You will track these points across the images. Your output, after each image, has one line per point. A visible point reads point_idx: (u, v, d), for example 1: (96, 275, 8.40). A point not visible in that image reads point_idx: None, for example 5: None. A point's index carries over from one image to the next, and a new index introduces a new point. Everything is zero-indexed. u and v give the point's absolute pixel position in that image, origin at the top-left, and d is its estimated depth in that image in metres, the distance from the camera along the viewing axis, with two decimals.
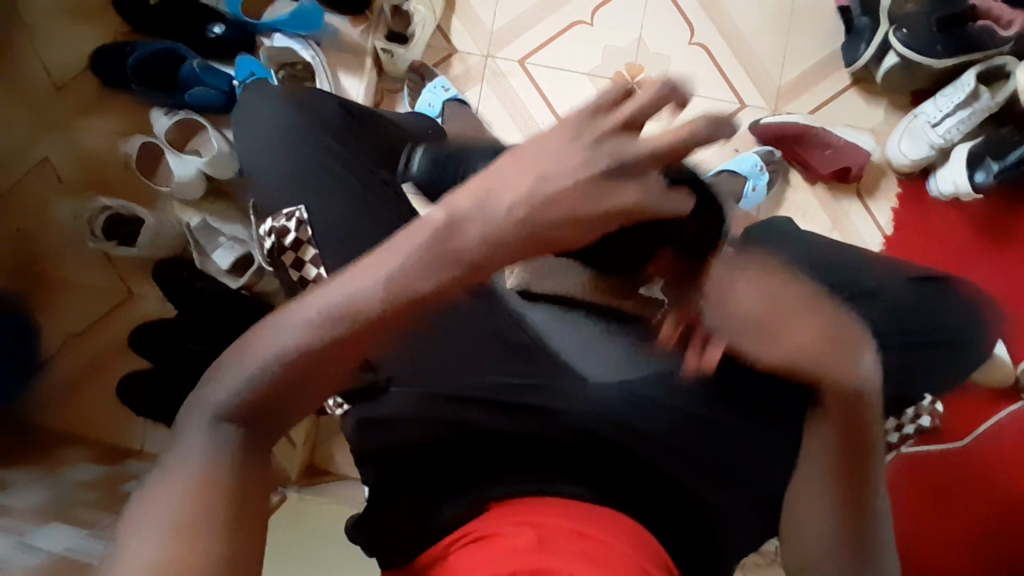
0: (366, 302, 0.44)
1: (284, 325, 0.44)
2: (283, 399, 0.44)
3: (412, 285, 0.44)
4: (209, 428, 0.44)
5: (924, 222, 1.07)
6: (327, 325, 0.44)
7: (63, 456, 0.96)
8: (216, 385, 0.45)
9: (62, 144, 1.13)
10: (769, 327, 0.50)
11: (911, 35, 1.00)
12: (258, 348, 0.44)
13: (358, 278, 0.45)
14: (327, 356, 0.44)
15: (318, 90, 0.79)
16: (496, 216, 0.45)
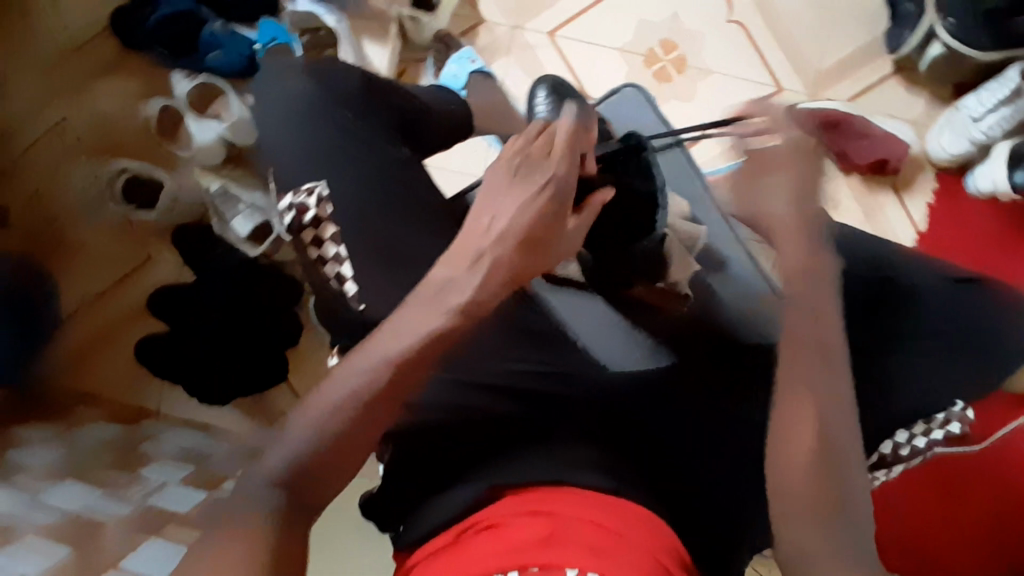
0: (401, 350, 0.50)
1: (334, 383, 0.50)
2: (338, 454, 0.49)
3: (436, 326, 0.51)
4: (267, 493, 0.48)
5: (959, 219, 1.04)
6: (367, 375, 0.50)
7: (80, 414, 0.98)
8: (279, 452, 0.49)
9: (81, 106, 1.12)
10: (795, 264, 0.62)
11: (959, 23, 0.95)
12: (312, 415, 0.50)
13: (384, 337, 0.51)
14: (373, 406, 0.50)
15: (341, 61, 0.76)
16: (483, 244, 0.54)
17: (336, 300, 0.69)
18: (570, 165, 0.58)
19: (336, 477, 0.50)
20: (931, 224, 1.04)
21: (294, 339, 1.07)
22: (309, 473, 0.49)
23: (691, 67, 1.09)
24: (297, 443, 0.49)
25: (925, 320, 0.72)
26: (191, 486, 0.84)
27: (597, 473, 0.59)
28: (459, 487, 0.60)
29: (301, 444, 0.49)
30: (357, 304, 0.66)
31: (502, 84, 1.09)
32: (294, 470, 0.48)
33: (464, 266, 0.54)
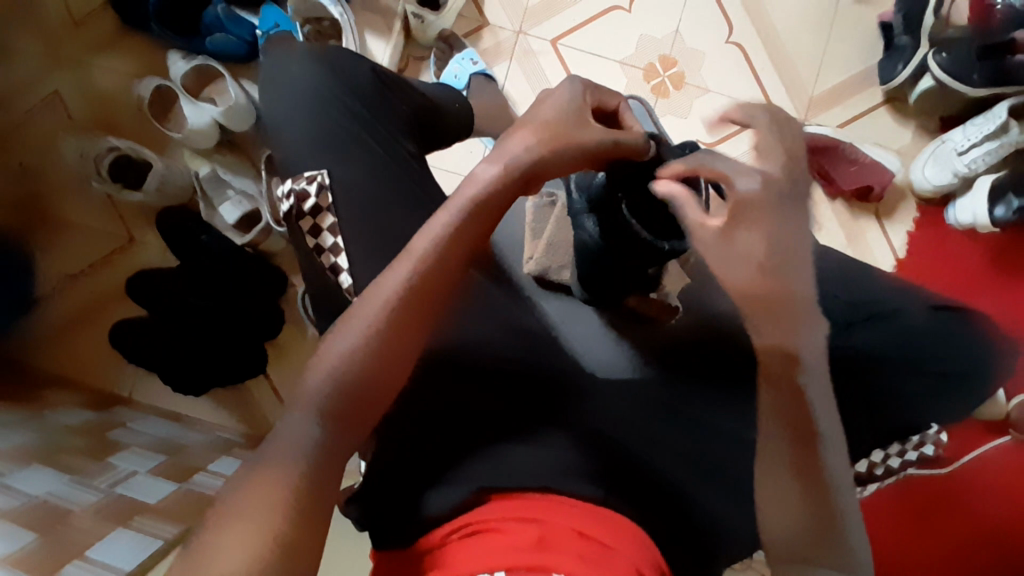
0: (444, 227, 0.58)
1: (382, 282, 0.56)
2: (377, 366, 0.53)
3: (478, 198, 0.60)
4: (311, 423, 0.49)
5: (939, 248, 1.07)
6: (415, 265, 0.56)
7: (51, 397, 0.95)
8: (318, 370, 0.52)
9: (75, 79, 1.09)
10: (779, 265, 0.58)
11: (951, 58, 1.00)
12: (348, 331, 0.53)
13: (436, 224, 0.59)
14: (407, 300, 0.55)
15: (349, 51, 0.76)
16: (518, 154, 0.61)
17: (330, 292, 0.68)
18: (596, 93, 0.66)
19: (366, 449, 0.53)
20: (910, 252, 1.07)
21: (278, 329, 1.05)
22: (351, 399, 0.52)
23: (689, 84, 1.11)
24: (338, 358, 0.52)
25: (907, 348, 0.73)
26: (161, 476, 0.81)
27: (584, 481, 0.59)
28: (444, 487, 0.59)
29: (344, 358, 0.52)
30: (351, 296, 0.66)
31: (503, 87, 1.11)
32: (335, 399, 0.51)
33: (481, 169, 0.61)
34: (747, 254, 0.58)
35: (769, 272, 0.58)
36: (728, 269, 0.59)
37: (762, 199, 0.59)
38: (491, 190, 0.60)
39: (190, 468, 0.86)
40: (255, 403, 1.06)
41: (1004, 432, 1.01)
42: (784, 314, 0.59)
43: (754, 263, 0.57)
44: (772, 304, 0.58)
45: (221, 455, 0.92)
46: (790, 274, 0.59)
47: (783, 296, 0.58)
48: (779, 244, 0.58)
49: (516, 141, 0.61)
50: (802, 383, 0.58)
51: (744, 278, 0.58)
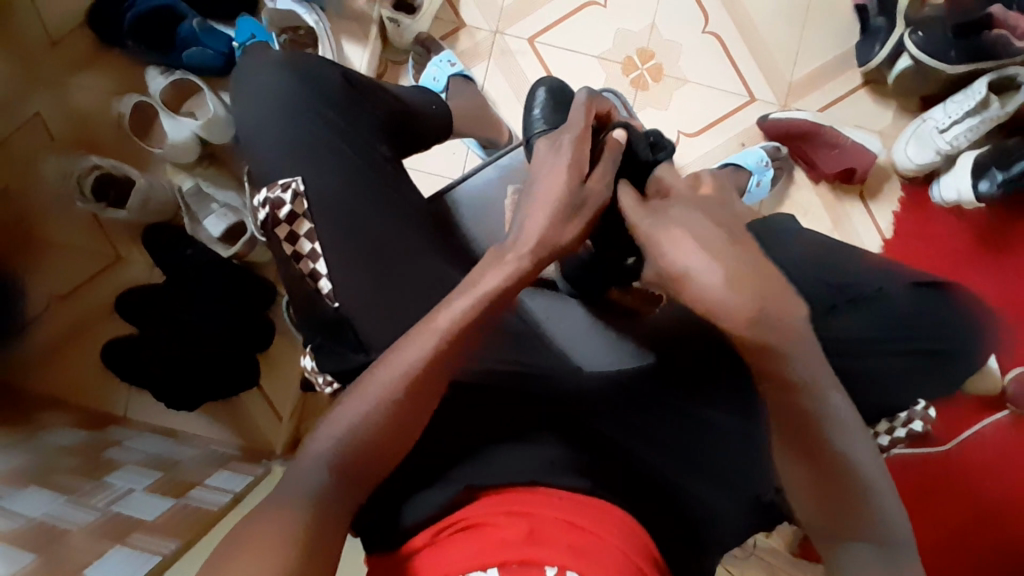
0: (462, 311, 0.56)
1: (401, 351, 0.55)
2: (390, 431, 0.53)
3: (492, 285, 0.57)
4: (319, 472, 0.51)
5: (924, 228, 1.07)
6: (432, 343, 0.55)
7: (44, 419, 0.94)
8: (322, 440, 0.52)
9: (52, 99, 1.09)
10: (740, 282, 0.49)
11: (926, 38, 1.00)
12: (359, 400, 0.53)
13: (456, 305, 0.57)
14: (432, 375, 0.55)
15: (319, 57, 0.76)
16: (534, 231, 0.59)
17: (308, 296, 0.68)
18: (585, 130, 0.63)
19: (368, 463, 0.52)
20: (896, 233, 1.07)
21: (267, 340, 1.05)
22: (369, 452, 0.52)
23: (667, 76, 1.11)
24: (349, 427, 0.52)
25: (892, 326, 0.73)
26: (156, 492, 0.81)
27: (574, 474, 0.58)
28: (434, 488, 0.59)
29: (361, 420, 0.52)
30: (330, 302, 0.67)
31: (481, 87, 1.11)
32: (349, 448, 0.52)
33: (505, 256, 0.58)
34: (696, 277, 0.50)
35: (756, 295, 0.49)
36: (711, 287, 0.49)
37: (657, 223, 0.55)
38: (511, 275, 0.58)
39: (186, 483, 0.85)
40: (250, 415, 1.06)
41: (1002, 407, 1.00)
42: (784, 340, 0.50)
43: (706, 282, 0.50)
44: (754, 321, 0.49)
45: (216, 470, 0.92)
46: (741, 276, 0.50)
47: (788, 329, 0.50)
48: (750, 265, 0.50)
49: (537, 222, 0.59)
50: (816, 410, 0.50)
51: (725, 298, 0.49)
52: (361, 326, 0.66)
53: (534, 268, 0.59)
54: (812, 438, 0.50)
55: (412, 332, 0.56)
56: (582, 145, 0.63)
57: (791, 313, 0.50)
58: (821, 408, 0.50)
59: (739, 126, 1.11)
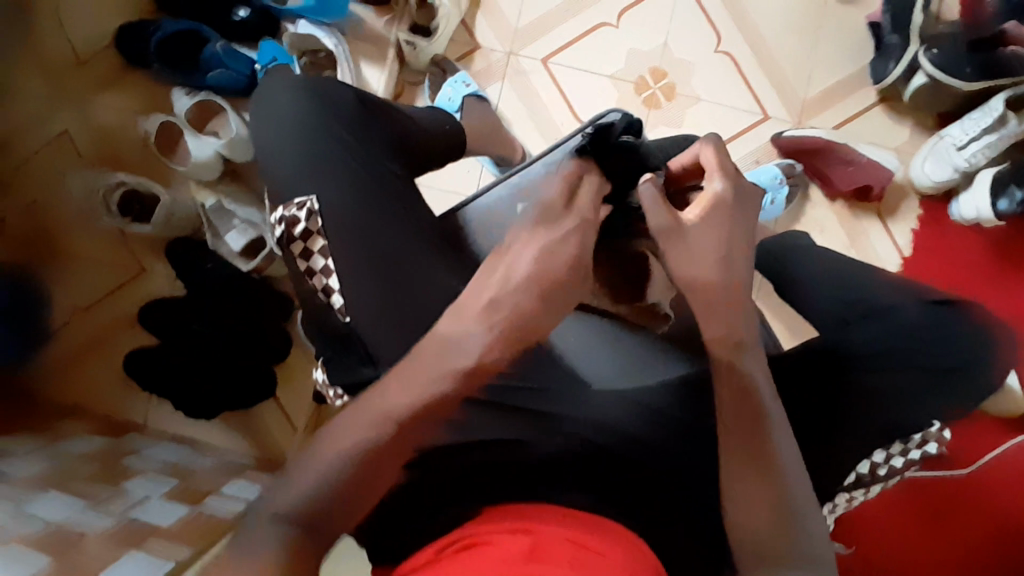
0: (441, 386, 0.57)
1: (380, 401, 0.56)
2: (361, 482, 0.54)
3: (462, 359, 0.57)
4: (288, 508, 0.52)
5: (943, 245, 1.05)
6: (409, 403, 0.56)
7: (65, 427, 0.97)
8: (301, 476, 0.53)
9: (81, 118, 1.13)
10: (725, 256, 0.61)
11: (941, 54, 0.99)
12: (335, 444, 0.54)
13: (435, 377, 0.57)
14: (382, 454, 0.55)
15: (333, 80, 0.78)
16: (502, 291, 0.59)
17: (322, 311, 0.70)
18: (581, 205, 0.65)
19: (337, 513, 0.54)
20: (916, 250, 1.06)
21: (283, 353, 1.07)
22: (338, 501, 0.54)
23: (680, 94, 1.12)
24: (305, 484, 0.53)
25: (900, 341, 0.73)
26: (173, 500, 0.83)
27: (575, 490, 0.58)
28: (438, 505, 0.59)
29: (330, 469, 0.53)
30: (342, 316, 0.68)
31: (495, 106, 1.13)
32: (322, 493, 0.53)
33: (482, 321, 0.58)
34: (690, 245, 0.62)
35: (728, 263, 0.61)
36: (696, 248, 0.62)
37: (725, 196, 0.65)
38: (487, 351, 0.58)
39: (200, 491, 0.87)
40: (265, 425, 1.08)
41: None
42: (729, 308, 0.61)
43: (705, 248, 0.61)
44: (718, 286, 0.60)
45: (230, 479, 0.93)
46: (728, 253, 0.62)
47: (726, 292, 0.60)
48: (735, 235, 0.63)
49: (496, 288, 0.60)
50: (757, 397, 0.60)
51: (704, 262, 0.61)
52: (368, 339, 0.67)
53: (534, 279, 0.59)
54: (742, 420, 0.60)
55: (389, 387, 0.57)
56: (585, 230, 0.63)
57: (743, 282, 0.61)
58: (758, 404, 0.60)
59: (752, 144, 1.11)
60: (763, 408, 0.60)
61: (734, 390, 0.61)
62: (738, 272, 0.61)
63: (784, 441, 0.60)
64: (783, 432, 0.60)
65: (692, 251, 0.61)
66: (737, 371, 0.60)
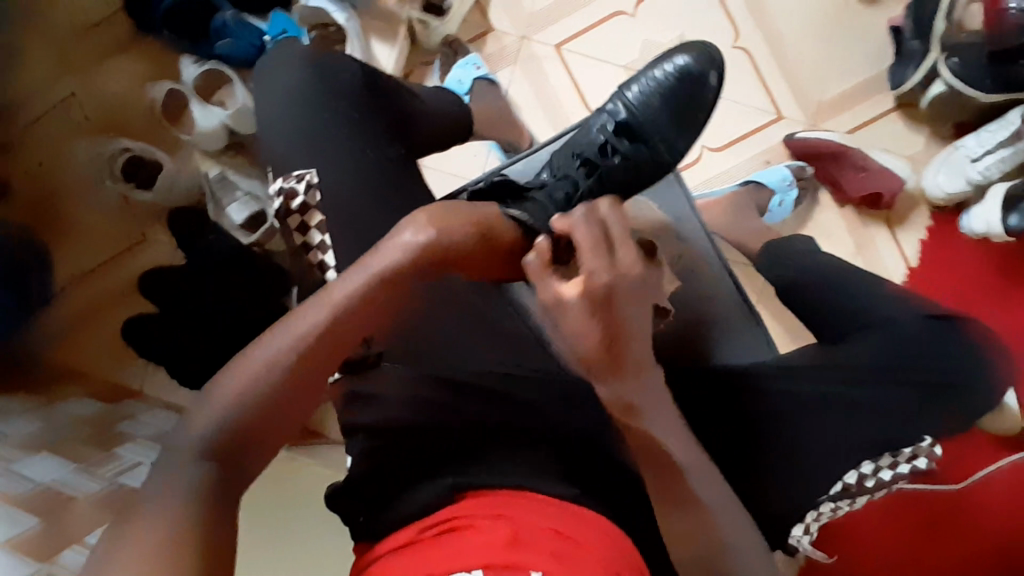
0: (356, 287, 0.52)
1: (304, 312, 0.52)
2: (269, 406, 0.49)
3: (389, 263, 0.53)
4: (192, 463, 0.46)
5: (952, 258, 1.04)
6: (323, 313, 0.51)
7: (60, 390, 0.98)
8: (202, 415, 0.48)
9: (89, 81, 1.13)
10: (610, 345, 0.53)
11: (963, 63, 0.97)
12: (240, 373, 0.49)
13: (352, 278, 0.53)
14: (302, 366, 0.50)
15: (340, 55, 0.77)
16: (432, 224, 0.54)
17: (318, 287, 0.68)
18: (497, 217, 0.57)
19: (252, 456, 0.49)
20: (922, 261, 1.04)
21: None
22: (248, 434, 0.48)
23: None
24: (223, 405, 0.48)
25: (898, 356, 0.72)
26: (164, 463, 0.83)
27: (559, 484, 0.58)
28: (423, 486, 0.59)
29: (233, 406, 0.48)
30: None
31: (505, 91, 1.11)
32: (224, 434, 0.47)
33: (403, 237, 0.54)
34: (562, 323, 0.54)
35: (608, 344, 0.53)
36: (566, 324, 0.54)
37: (626, 278, 0.53)
38: (412, 252, 0.53)
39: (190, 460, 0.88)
40: None
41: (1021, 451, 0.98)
42: (625, 368, 0.54)
43: (579, 332, 0.53)
44: (604, 357, 0.53)
45: None
46: (615, 333, 0.53)
47: (629, 366, 0.54)
48: (614, 327, 0.53)
49: (412, 240, 0.54)
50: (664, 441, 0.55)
51: (586, 340, 0.53)
52: None
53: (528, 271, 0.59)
54: (650, 459, 0.55)
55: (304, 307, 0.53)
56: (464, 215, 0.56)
57: (639, 363, 0.55)
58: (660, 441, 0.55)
59: (764, 144, 1.09)
60: (674, 456, 0.55)
61: (640, 440, 0.55)
62: (637, 347, 0.54)
63: (712, 475, 0.56)
64: (698, 466, 0.56)
65: (572, 328, 0.53)
66: (635, 432, 0.55)
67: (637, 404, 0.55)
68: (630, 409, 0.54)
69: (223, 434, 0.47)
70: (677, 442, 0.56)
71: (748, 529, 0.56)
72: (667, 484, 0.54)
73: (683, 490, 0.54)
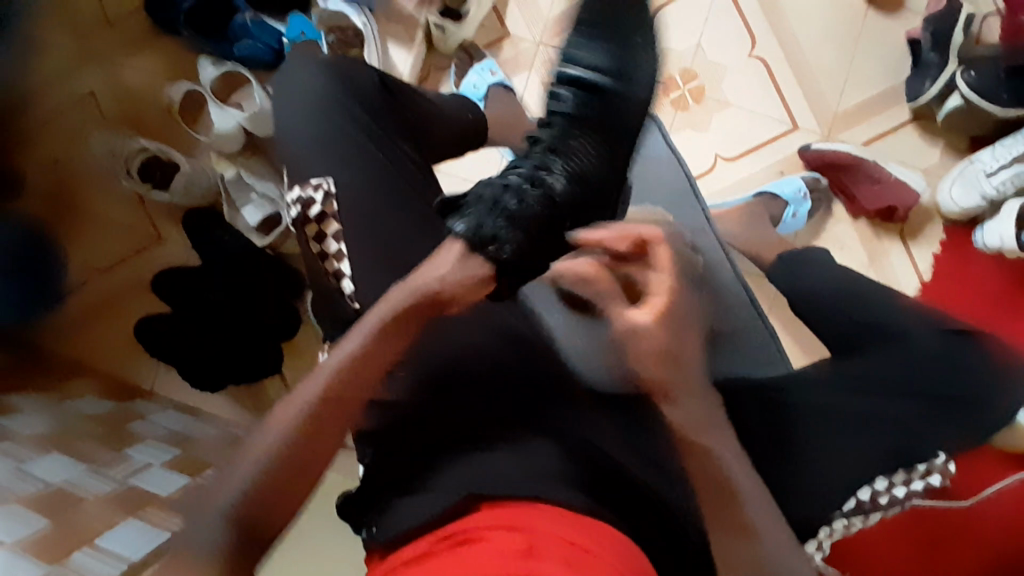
0: (337, 363, 0.57)
1: (295, 395, 0.55)
2: (280, 484, 0.52)
3: (366, 334, 0.58)
4: (217, 531, 0.51)
5: (965, 272, 1.04)
6: (310, 395, 0.55)
7: (72, 387, 0.99)
8: (222, 494, 0.52)
9: (106, 79, 1.12)
10: (676, 359, 0.65)
11: (979, 77, 0.97)
12: (248, 460, 0.53)
13: (333, 356, 0.57)
14: (300, 443, 0.53)
15: (361, 62, 0.78)
16: (408, 294, 0.60)
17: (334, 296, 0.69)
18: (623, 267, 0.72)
19: (274, 520, 0.52)
20: (935, 275, 1.05)
21: (291, 329, 1.07)
22: (265, 509, 0.52)
23: (709, 98, 1.10)
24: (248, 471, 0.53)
25: (912, 374, 0.72)
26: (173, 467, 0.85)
27: (574, 493, 0.58)
28: (432, 492, 0.59)
29: (244, 486, 0.52)
30: (352, 303, 0.66)
31: (521, 97, 1.12)
32: (243, 510, 0.51)
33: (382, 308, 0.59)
34: (631, 352, 0.66)
35: (673, 367, 0.65)
36: (637, 351, 0.66)
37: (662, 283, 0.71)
38: (386, 320, 0.59)
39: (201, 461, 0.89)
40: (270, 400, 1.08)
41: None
42: (672, 391, 0.64)
43: (649, 354, 0.65)
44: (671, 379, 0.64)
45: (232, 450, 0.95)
46: (679, 353, 0.66)
47: (678, 385, 0.64)
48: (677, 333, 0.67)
49: (388, 305, 0.60)
50: (720, 468, 0.60)
51: (653, 367, 0.64)
52: None
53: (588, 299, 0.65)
54: (706, 484, 0.60)
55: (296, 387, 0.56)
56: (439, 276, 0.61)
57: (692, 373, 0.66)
58: (714, 464, 0.61)
59: (778, 154, 1.09)
60: (729, 481, 0.60)
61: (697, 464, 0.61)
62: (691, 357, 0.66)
63: (755, 489, 0.61)
64: (742, 472, 0.61)
65: (652, 356, 0.65)
66: (701, 453, 0.61)
67: (706, 425, 0.63)
68: (680, 427, 0.63)
69: (245, 504, 0.52)
70: (733, 462, 0.61)
71: (784, 533, 0.60)
72: (715, 503, 0.60)
73: (731, 507, 0.60)
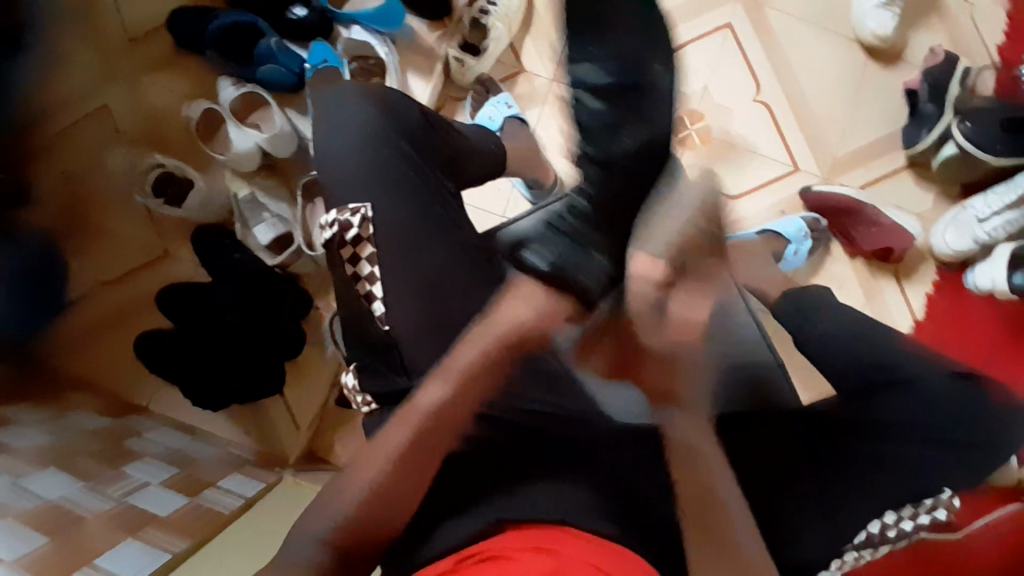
0: (439, 396, 0.62)
1: (394, 429, 0.61)
2: (384, 505, 0.57)
3: (462, 366, 0.64)
4: (311, 553, 0.55)
5: (956, 314, 1.08)
6: (408, 428, 0.61)
7: (70, 402, 0.97)
8: (322, 517, 0.57)
9: (125, 95, 1.13)
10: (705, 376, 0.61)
11: (974, 128, 1.03)
12: (354, 481, 0.58)
13: (434, 388, 0.63)
14: (400, 468, 0.59)
15: (401, 95, 0.79)
16: (492, 330, 0.65)
17: (362, 316, 0.70)
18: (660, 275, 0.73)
19: (374, 541, 0.57)
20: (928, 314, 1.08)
21: (298, 349, 1.06)
22: (359, 531, 0.56)
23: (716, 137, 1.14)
24: (343, 501, 0.57)
25: (919, 411, 0.74)
26: (171, 488, 0.82)
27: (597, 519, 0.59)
28: (467, 516, 0.61)
29: (343, 509, 0.56)
30: (382, 324, 0.69)
31: (533, 130, 1.14)
32: (341, 531, 0.56)
33: (476, 336, 0.66)
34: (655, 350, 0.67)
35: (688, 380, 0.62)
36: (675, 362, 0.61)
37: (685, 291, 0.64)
38: (480, 352, 0.64)
39: (201, 482, 0.86)
40: (271, 422, 1.07)
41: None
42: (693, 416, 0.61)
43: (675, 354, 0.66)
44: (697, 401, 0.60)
45: (230, 472, 0.92)
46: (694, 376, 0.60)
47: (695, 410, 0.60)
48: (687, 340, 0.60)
49: (477, 342, 0.65)
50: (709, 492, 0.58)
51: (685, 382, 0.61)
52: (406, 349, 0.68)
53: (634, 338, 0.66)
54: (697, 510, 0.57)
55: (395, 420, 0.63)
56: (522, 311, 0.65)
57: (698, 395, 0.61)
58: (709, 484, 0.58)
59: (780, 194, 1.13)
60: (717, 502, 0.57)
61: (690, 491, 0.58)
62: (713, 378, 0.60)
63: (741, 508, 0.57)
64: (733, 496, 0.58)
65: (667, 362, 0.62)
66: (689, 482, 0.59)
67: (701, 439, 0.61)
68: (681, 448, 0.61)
69: (341, 525, 0.56)
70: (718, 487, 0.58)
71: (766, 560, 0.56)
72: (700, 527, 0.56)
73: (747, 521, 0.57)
